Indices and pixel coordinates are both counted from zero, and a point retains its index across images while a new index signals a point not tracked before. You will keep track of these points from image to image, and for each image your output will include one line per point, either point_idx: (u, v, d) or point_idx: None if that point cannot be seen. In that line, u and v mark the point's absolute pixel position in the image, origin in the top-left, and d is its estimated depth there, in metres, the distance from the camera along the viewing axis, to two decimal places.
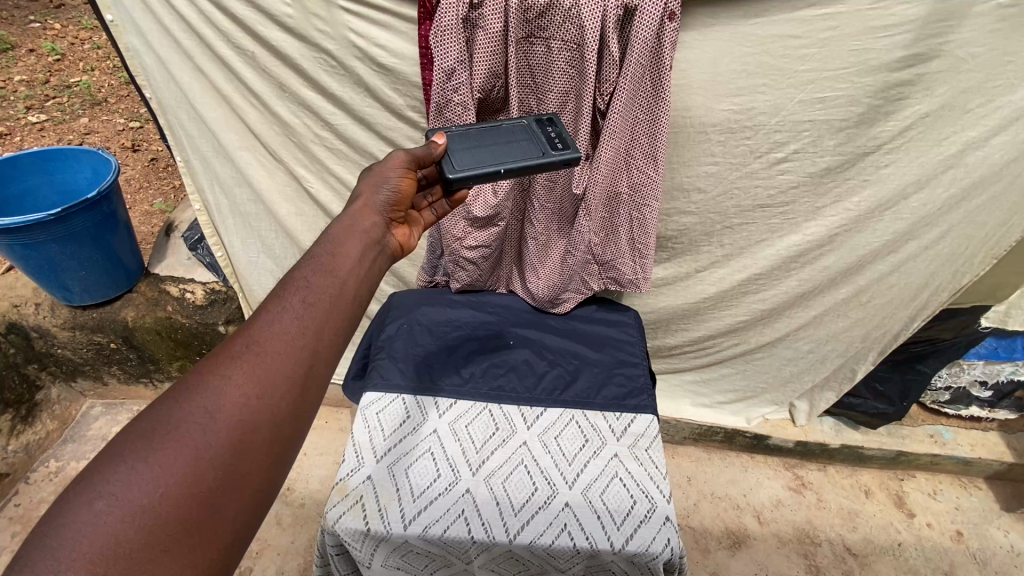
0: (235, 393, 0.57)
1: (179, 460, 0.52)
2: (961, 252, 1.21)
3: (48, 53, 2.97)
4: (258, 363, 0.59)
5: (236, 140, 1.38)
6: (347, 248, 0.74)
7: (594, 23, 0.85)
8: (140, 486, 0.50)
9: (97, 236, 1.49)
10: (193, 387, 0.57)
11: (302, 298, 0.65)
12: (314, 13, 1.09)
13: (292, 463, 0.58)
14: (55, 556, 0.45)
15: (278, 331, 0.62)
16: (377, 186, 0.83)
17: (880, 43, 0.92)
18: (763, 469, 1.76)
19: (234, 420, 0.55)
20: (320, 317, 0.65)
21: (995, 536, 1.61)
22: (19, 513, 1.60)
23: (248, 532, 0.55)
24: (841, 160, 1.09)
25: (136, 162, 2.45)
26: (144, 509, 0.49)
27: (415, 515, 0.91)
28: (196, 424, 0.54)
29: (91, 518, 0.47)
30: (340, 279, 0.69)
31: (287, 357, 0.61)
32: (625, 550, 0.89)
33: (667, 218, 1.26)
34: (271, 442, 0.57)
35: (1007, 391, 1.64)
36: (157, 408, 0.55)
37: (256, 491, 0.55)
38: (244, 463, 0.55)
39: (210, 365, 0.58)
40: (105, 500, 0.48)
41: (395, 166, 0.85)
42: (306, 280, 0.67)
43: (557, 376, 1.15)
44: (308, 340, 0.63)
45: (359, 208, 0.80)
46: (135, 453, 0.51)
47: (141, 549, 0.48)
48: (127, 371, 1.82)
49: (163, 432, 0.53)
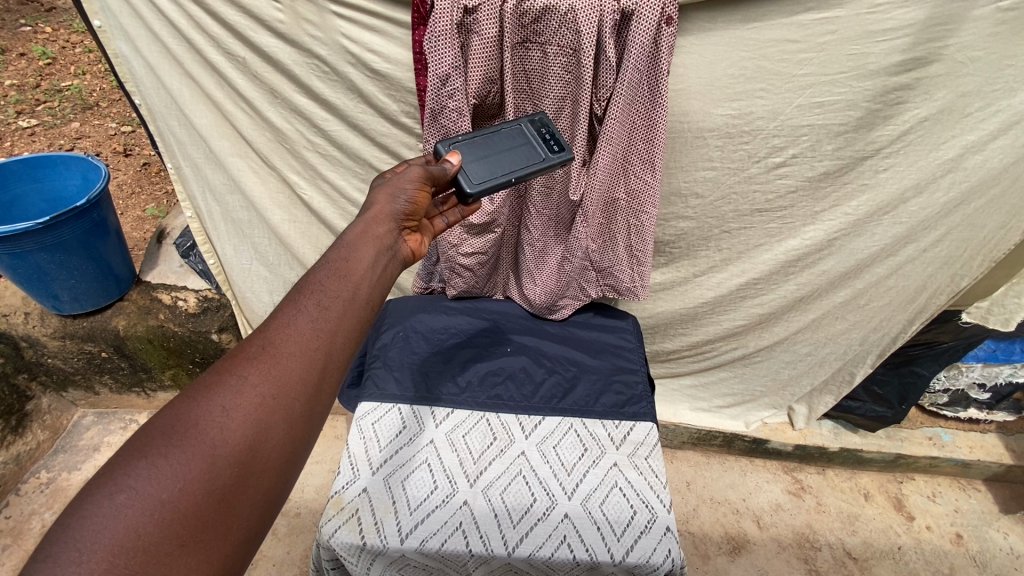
0: (251, 392, 0.55)
1: (195, 457, 0.51)
2: (959, 255, 1.21)
3: (38, 57, 2.94)
4: (273, 364, 0.58)
5: (228, 146, 1.36)
6: (360, 254, 0.71)
7: (591, 27, 0.84)
8: (160, 481, 0.49)
9: (86, 243, 1.46)
10: (210, 385, 0.56)
11: (316, 300, 0.63)
12: (305, 17, 1.07)
13: (304, 465, 0.57)
14: (77, 547, 0.45)
15: (292, 333, 0.60)
16: (393, 195, 0.80)
17: (878, 47, 0.91)
18: (762, 472, 1.76)
19: (249, 419, 0.54)
20: (334, 321, 0.63)
21: (995, 538, 1.61)
22: (9, 526, 1.57)
23: (261, 530, 0.54)
24: (840, 164, 1.09)
25: (128, 166, 2.42)
26: (163, 505, 0.48)
27: (412, 529, 0.90)
28: (214, 422, 0.53)
29: (112, 511, 0.47)
30: (353, 283, 0.67)
31: (302, 358, 0.59)
32: (625, 561, 0.88)
33: (665, 223, 1.26)
34: (286, 442, 0.56)
35: (1005, 393, 1.64)
36: (176, 405, 0.54)
37: (270, 490, 0.54)
38: (258, 462, 0.54)
39: (228, 364, 0.57)
40: (125, 494, 0.47)
41: (411, 179, 0.84)
42: (320, 283, 0.65)
43: (555, 384, 1.14)
44: (322, 343, 0.61)
45: (374, 215, 0.77)
46: (154, 449, 0.50)
47: (159, 543, 0.47)
48: (118, 380, 1.80)
49: (182, 429, 0.52)
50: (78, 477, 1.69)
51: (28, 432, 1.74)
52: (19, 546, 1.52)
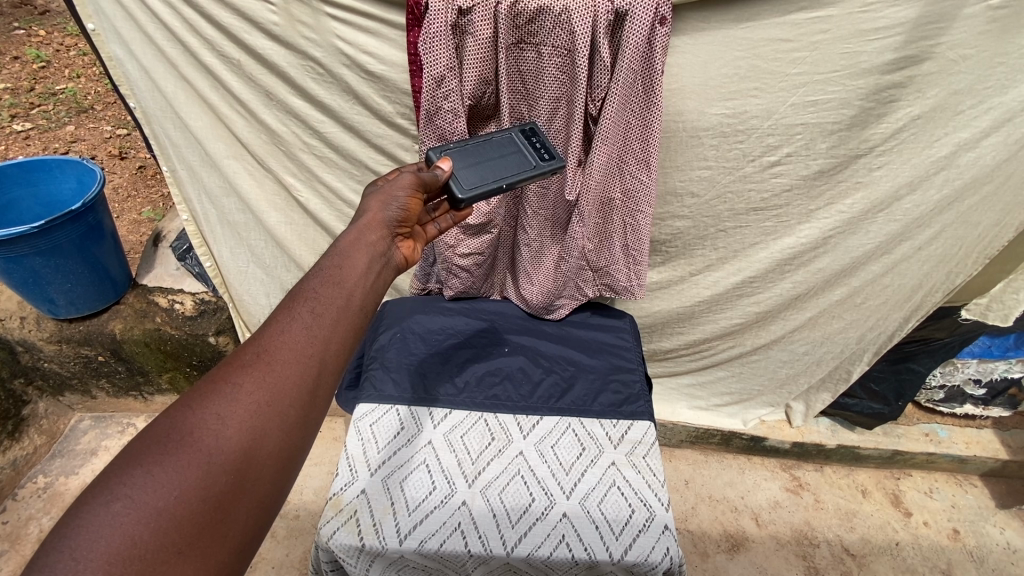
0: (246, 400, 0.55)
1: (192, 464, 0.51)
2: (954, 253, 1.21)
3: (33, 61, 2.92)
4: (268, 371, 0.58)
5: (224, 149, 1.36)
6: (354, 260, 0.71)
7: (585, 28, 0.84)
8: (156, 489, 0.49)
9: (83, 247, 1.46)
10: (206, 393, 0.56)
11: (310, 307, 0.63)
12: (300, 19, 1.07)
13: (300, 471, 0.57)
14: (74, 555, 0.45)
15: (287, 340, 0.60)
16: (386, 202, 0.81)
17: (871, 46, 0.92)
18: (760, 470, 1.76)
19: (245, 426, 0.54)
20: (328, 327, 0.63)
21: (992, 533, 1.62)
22: (7, 531, 1.56)
23: (258, 536, 0.54)
24: (834, 163, 1.09)
25: (124, 170, 2.42)
26: (160, 512, 0.48)
27: (411, 529, 0.90)
28: (210, 429, 0.53)
29: (109, 519, 0.47)
30: (347, 290, 0.67)
31: (297, 365, 0.59)
32: (624, 560, 0.88)
33: (661, 222, 1.26)
34: (282, 448, 0.56)
35: (1001, 389, 1.65)
36: (170, 414, 0.54)
37: (265, 496, 0.54)
38: (255, 468, 0.54)
39: (223, 372, 0.57)
40: (122, 502, 0.48)
41: (404, 185, 0.84)
42: (314, 289, 0.65)
43: (553, 384, 1.14)
44: (317, 350, 0.61)
45: (368, 222, 0.78)
46: (150, 457, 0.51)
47: (156, 550, 0.47)
48: (115, 383, 1.79)
49: (178, 437, 0.52)
50: (76, 481, 1.68)
51: (25, 436, 1.74)
52: (17, 551, 1.52)
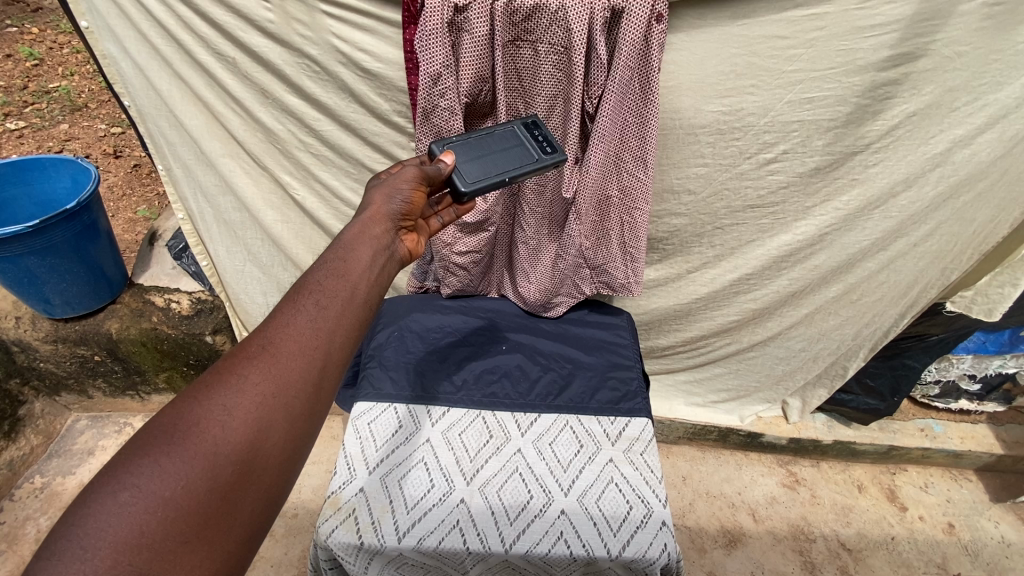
0: (252, 391, 0.55)
1: (199, 454, 0.51)
2: (949, 249, 1.22)
3: (25, 58, 2.90)
4: (274, 363, 0.57)
5: (219, 147, 1.36)
6: (358, 254, 0.71)
7: (582, 25, 0.84)
8: (162, 478, 0.49)
9: (78, 246, 1.45)
10: (212, 385, 0.56)
11: (315, 300, 0.63)
12: (295, 17, 1.07)
13: (305, 462, 0.57)
14: (82, 544, 0.45)
15: (292, 332, 0.60)
16: (389, 195, 0.80)
17: (867, 43, 0.92)
18: (757, 466, 1.77)
19: (251, 418, 0.54)
20: (333, 319, 0.63)
21: (986, 527, 1.63)
22: (4, 532, 1.56)
23: (263, 528, 0.54)
24: (829, 160, 1.10)
25: (119, 168, 2.41)
26: (166, 502, 0.48)
27: (409, 527, 0.90)
28: (216, 420, 0.53)
29: (116, 509, 0.47)
30: (352, 283, 0.67)
31: (302, 357, 0.59)
32: (622, 556, 0.88)
33: (658, 220, 1.26)
34: (287, 440, 0.56)
35: (996, 384, 1.66)
36: (176, 405, 0.54)
37: (270, 487, 0.54)
38: (260, 460, 0.54)
39: (228, 363, 0.57)
40: (129, 491, 0.48)
41: (408, 178, 0.84)
42: (318, 282, 0.65)
43: (550, 381, 1.14)
44: (322, 342, 0.61)
45: (371, 215, 0.77)
46: (157, 448, 0.50)
47: (163, 540, 0.47)
48: (112, 383, 1.79)
49: (184, 428, 0.52)
50: (72, 481, 1.68)
51: (21, 437, 1.73)
52: (14, 552, 1.51)
